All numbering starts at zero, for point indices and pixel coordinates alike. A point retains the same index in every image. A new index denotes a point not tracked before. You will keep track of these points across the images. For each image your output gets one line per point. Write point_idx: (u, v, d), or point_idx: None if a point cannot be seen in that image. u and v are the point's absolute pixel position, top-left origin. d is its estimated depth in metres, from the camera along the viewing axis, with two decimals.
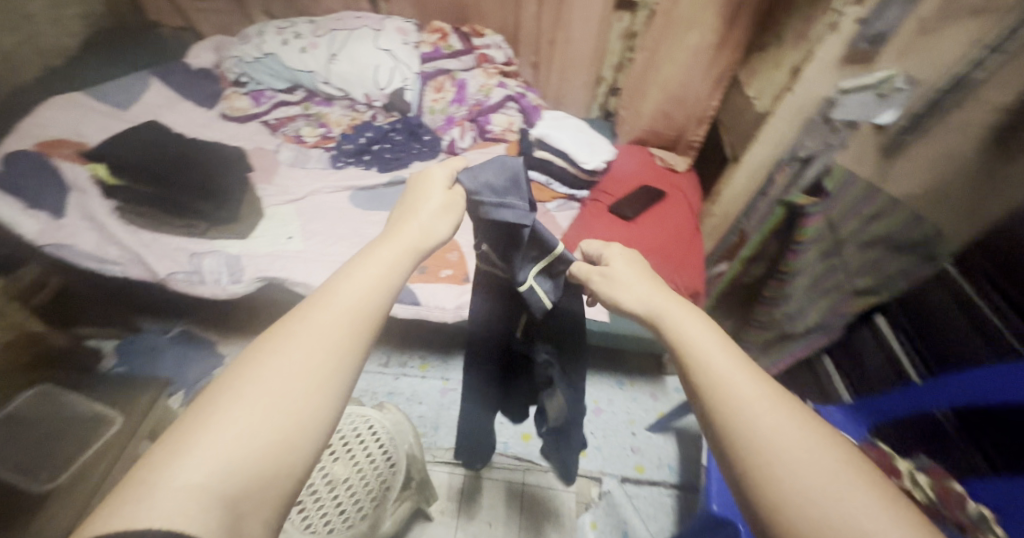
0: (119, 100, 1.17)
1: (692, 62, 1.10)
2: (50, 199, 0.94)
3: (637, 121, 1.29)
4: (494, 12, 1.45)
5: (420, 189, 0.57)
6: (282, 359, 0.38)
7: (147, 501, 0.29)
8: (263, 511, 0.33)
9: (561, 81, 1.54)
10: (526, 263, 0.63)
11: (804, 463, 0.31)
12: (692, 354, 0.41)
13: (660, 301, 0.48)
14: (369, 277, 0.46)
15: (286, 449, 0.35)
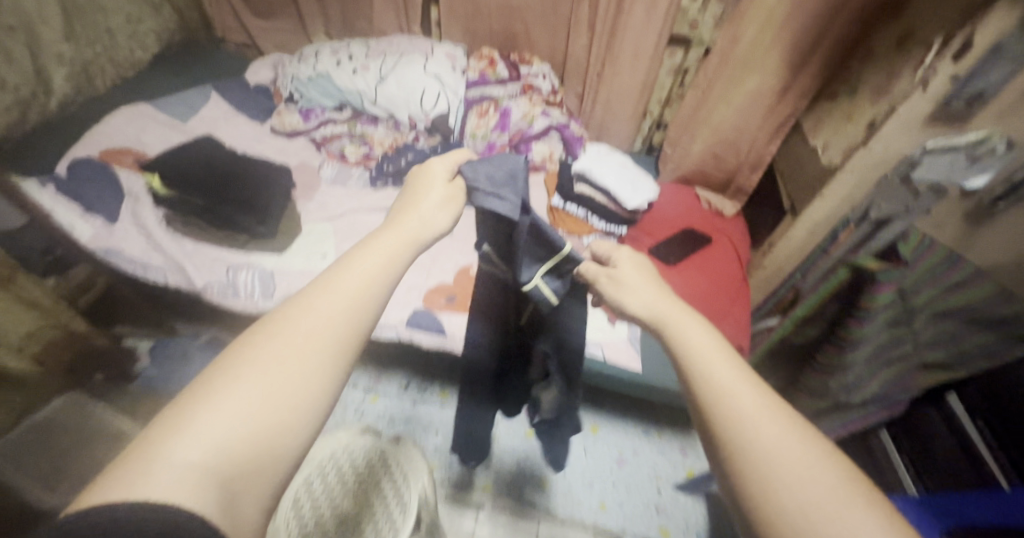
0: (179, 112, 1.23)
1: (749, 105, 1.05)
2: (105, 205, 0.97)
3: (683, 159, 1.23)
4: (545, 42, 1.44)
5: (422, 188, 0.62)
6: (285, 342, 0.42)
7: (152, 471, 0.32)
8: (258, 489, 0.36)
9: (607, 113, 1.51)
10: (531, 263, 0.66)
11: (781, 454, 0.38)
12: (690, 357, 0.47)
13: (664, 311, 0.53)
14: (367, 270, 0.49)
15: (280, 432, 0.38)
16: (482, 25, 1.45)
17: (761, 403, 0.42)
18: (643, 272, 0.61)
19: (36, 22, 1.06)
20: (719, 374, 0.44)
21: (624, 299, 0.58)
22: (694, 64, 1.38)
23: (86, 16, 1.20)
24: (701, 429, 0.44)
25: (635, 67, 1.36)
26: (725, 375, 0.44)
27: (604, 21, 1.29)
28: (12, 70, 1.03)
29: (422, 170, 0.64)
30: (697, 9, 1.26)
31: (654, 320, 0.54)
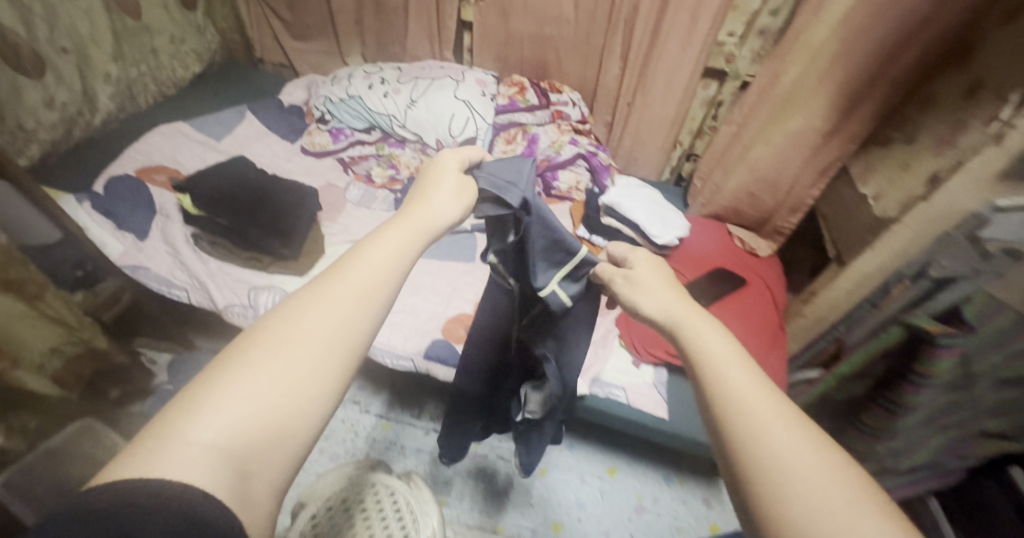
0: (214, 130, 1.25)
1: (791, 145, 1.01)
2: (137, 222, 1.00)
3: (717, 195, 1.20)
4: (576, 71, 1.43)
5: (433, 175, 0.58)
6: (295, 326, 0.39)
7: (162, 455, 0.30)
8: (272, 471, 0.34)
9: (635, 142, 1.48)
10: (547, 269, 0.65)
11: (821, 478, 0.33)
12: (712, 368, 0.41)
13: (679, 312, 0.48)
14: (383, 253, 0.47)
15: (295, 412, 0.36)
16: (514, 53, 1.45)
17: (787, 415, 0.37)
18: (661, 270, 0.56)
19: (88, 43, 1.11)
20: (738, 380, 0.40)
21: (638, 298, 0.53)
22: (729, 97, 1.35)
23: (135, 37, 1.25)
24: (721, 447, 0.39)
25: (667, 98, 1.34)
26: (744, 382, 0.39)
27: (637, 52, 1.28)
28: (61, 88, 1.07)
29: (433, 158, 0.60)
30: (735, 43, 1.23)
31: (670, 322, 0.49)
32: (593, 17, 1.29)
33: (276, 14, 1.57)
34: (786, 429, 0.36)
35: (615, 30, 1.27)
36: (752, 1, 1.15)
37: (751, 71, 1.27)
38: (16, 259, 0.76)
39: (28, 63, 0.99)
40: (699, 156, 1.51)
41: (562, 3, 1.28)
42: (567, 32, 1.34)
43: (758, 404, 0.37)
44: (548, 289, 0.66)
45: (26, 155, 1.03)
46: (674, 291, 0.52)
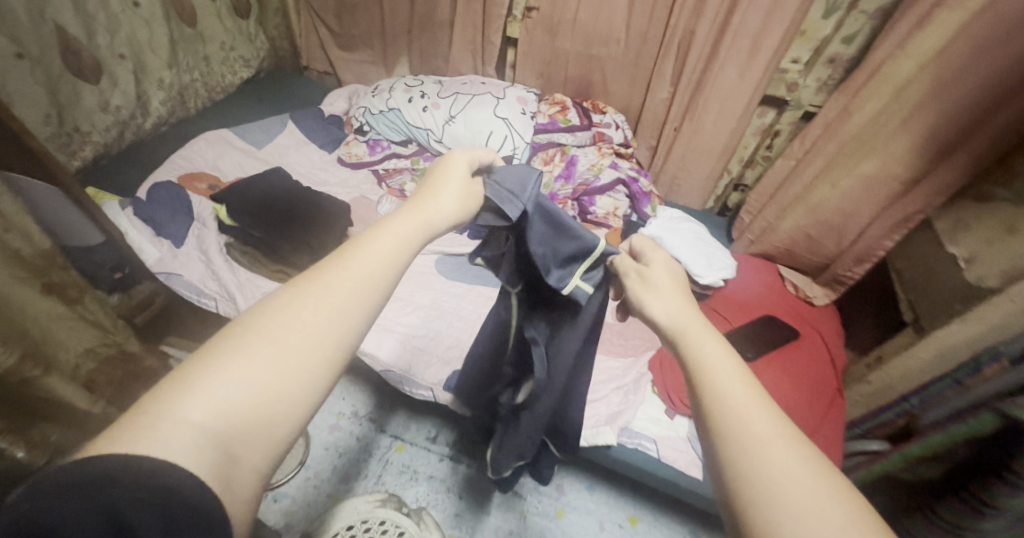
0: (256, 139, 1.27)
1: (860, 191, 0.94)
2: (175, 229, 1.01)
3: (770, 233, 1.10)
4: (622, 92, 1.37)
5: (441, 170, 0.56)
6: (291, 314, 0.39)
7: (150, 433, 0.30)
8: (257, 455, 0.34)
9: (680, 169, 1.40)
10: (563, 266, 0.59)
11: (812, 512, 0.30)
12: (706, 381, 0.40)
13: (686, 320, 0.46)
14: (385, 246, 0.46)
15: (282, 404, 0.35)
16: (558, 71, 1.40)
17: (780, 436, 0.35)
18: (671, 276, 0.53)
19: (145, 51, 1.15)
20: (731, 393, 0.38)
21: (645, 299, 0.50)
22: (788, 127, 1.25)
23: (189, 45, 1.29)
24: (710, 463, 0.37)
25: (720, 125, 1.26)
26: (738, 394, 0.37)
27: (690, 77, 1.21)
28: (116, 93, 1.10)
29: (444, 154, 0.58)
30: (800, 70, 1.14)
31: (669, 329, 0.47)
32: (645, 39, 1.23)
33: (325, 24, 1.60)
34: (774, 446, 0.34)
35: (668, 53, 1.21)
36: (823, 28, 1.06)
37: (815, 101, 1.18)
38: (58, 264, 0.77)
39: (88, 69, 1.03)
40: (749, 186, 1.41)
41: (613, 23, 1.23)
42: (616, 53, 1.29)
43: (751, 419, 0.36)
44: (572, 287, 0.58)
45: (80, 157, 1.06)
46: (677, 296, 0.50)
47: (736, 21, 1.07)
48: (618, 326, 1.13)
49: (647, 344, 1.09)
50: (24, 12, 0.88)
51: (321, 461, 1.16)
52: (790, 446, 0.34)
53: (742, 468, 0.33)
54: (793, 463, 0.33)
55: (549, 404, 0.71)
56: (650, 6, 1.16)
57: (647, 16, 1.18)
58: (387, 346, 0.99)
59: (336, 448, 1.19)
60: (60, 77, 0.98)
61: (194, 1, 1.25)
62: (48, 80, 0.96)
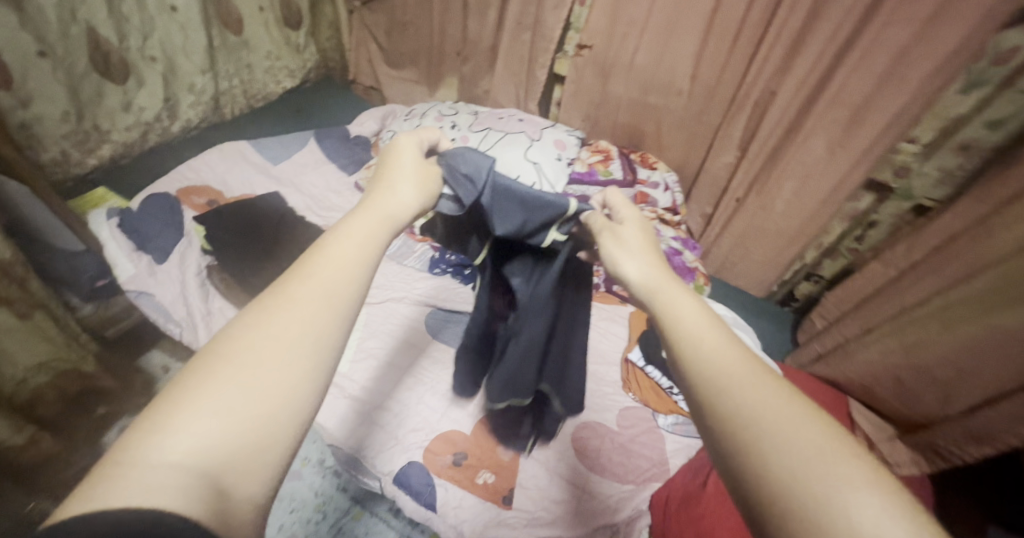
0: (274, 153, 1.22)
1: (993, 353, 0.64)
2: (156, 245, 0.96)
3: (844, 361, 0.86)
4: (678, 147, 1.17)
5: (387, 177, 0.55)
6: (257, 334, 0.37)
7: (125, 481, 0.28)
8: (252, 475, 0.32)
9: (737, 245, 1.17)
10: (535, 227, 0.59)
11: (790, 433, 0.31)
12: (681, 335, 0.40)
13: (660, 285, 0.46)
14: (345, 253, 0.45)
15: (267, 422, 0.34)
16: (606, 116, 1.23)
17: (756, 378, 0.35)
18: (639, 233, 0.52)
19: (179, 55, 1.15)
20: (710, 345, 0.38)
21: (622, 264, 0.50)
22: (887, 220, 0.98)
23: (230, 52, 1.28)
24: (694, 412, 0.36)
25: (794, 206, 1.02)
26: (717, 345, 0.38)
27: (762, 144, 0.98)
28: (142, 93, 1.12)
29: (383, 157, 0.57)
30: (916, 153, 0.88)
31: (644, 294, 0.47)
32: (713, 93, 1.02)
33: (375, 40, 1.53)
34: (758, 390, 0.34)
35: (738, 112, 0.99)
36: (958, 105, 0.80)
37: (932, 194, 0.90)
38: (14, 278, 0.72)
39: (114, 69, 1.04)
40: (825, 278, 1.14)
41: (676, 72, 1.04)
42: (675, 103, 1.09)
43: (729, 368, 0.36)
44: (549, 241, 0.61)
45: (96, 155, 1.08)
46: (649, 260, 0.49)
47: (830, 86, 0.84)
48: (622, 438, 0.88)
49: (654, 472, 0.85)
50: (52, 13, 0.89)
51: (275, 516, 1.01)
52: (771, 387, 0.34)
53: (728, 409, 0.33)
54: (775, 403, 0.33)
55: (539, 328, 0.66)
56: (723, 55, 0.96)
57: (718, 67, 0.98)
58: (343, 419, 0.85)
59: (290, 502, 1.04)
60: (84, 76, 0.99)
61: (241, 10, 1.25)
62: (70, 79, 0.97)
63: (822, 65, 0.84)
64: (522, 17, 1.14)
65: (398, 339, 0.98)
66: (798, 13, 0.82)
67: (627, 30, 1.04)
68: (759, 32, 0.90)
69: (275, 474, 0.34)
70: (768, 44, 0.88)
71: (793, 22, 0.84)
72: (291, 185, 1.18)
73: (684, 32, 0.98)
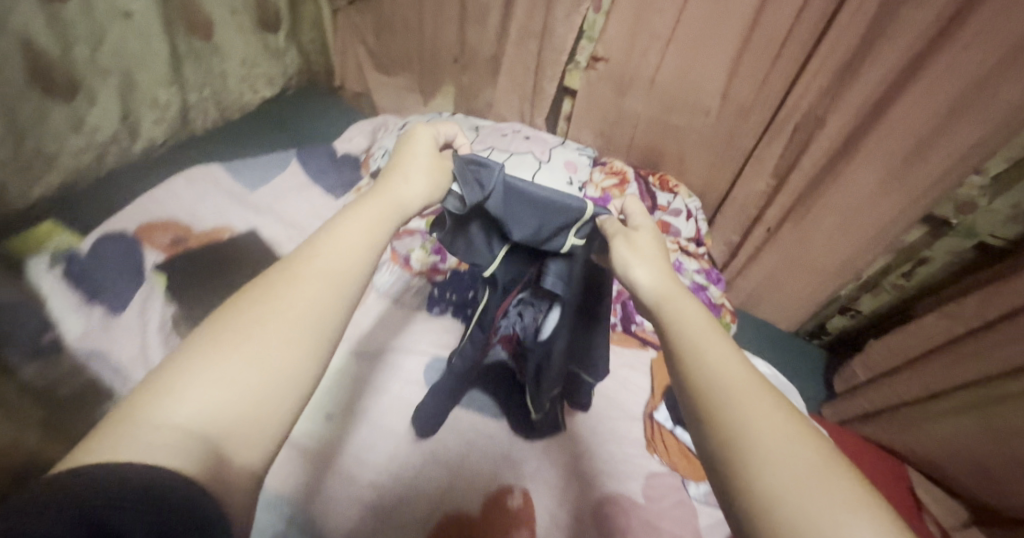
0: (250, 178, 1.08)
1: None
2: (111, 294, 0.82)
3: (910, 433, 0.77)
4: (702, 169, 1.05)
5: (402, 157, 0.52)
6: (272, 293, 0.32)
7: (120, 440, 0.23)
8: (258, 446, 0.27)
9: (768, 279, 1.06)
10: (555, 229, 0.56)
11: (779, 446, 0.31)
12: (682, 342, 0.40)
13: (667, 291, 0.46)
14: (361, 223, 0.40)
15: (279, 388, 0.29)
16: (622, 134, 1.10)
17: (755, 391, 0.34)
18: (653, 241, 0.53)
19: (138, 67, 1.01)
20: (709, 353, 0.38)
21: (632, 265, 0.50)
22: (940, 256, 0.87)
23: (198, 60, 1.13)
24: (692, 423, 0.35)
25: (837, 242, 0.91)
26: (717, 354, 0.37)
27: (803, 174, 0.87)
28: (96, 111, 0.97)
29: (402, 137, 0.54)
30: (983, 187, 0.77)
31: (652, 298, 0.46)
32: (747, 114, 0.90)
33: (362, 43, 1.37)
34: (749, 396, 0.34)
35: (776, 136, 0.88)
36: None
37: (1000, 231, 0.79)
38: None
39: (60, 86, 0.90)
40: (863, 313, 1.04)
41: (704, 89, 0.91)
42: (702, 123, 0.97)
43: (725, 371, 0.36)
44: (567, 247, 0.58)
45: (42, 185, 0.94)
46: (659, 265, 0.49)
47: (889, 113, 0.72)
48: (649, 514, 0.78)
49: None
50: None
51: None
52: (762, 396, 0.35)
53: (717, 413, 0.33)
54: (765, 411, 0.33)
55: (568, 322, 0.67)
56: (762, 73, 0.84)
57: (754, 87, 0.86)
58: (332, 482, 0.74)
59: None
60: (21, 96, 0.85)
61: (212, 12, 1.11)
62: (3, 100, 0.83)
63: (882, 89, 0.72)
64: (529, 24, 1.01)
65: (390, 399, 0.86)
66: (857, 27, 0.70)
67: (649, 42, 0.91)
68: (808, 47, 0.77)
69: (275, 447, 0.29)
70: (817, 62, 0.76)
71: (850, 38, 0.71)
72: (270, 212, 1.05)
73: (717, 44, 0.85)
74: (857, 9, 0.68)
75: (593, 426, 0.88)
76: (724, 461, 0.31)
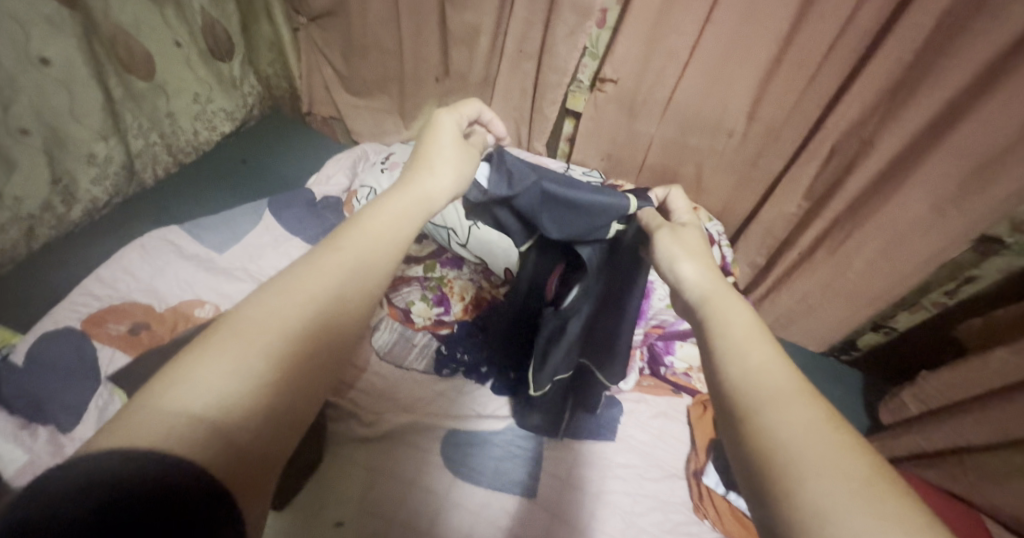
0: (218, 239, 0.94)
1: None
2: (59, 408, 0.68)
3: (990, 485, 0.71)
4: (723, 191, 0.96)
5: (428, 146, 0.52)
6: (296, 284, 0.32)
7: (140, 426, 0.23)
8: (270, 445, 0.26)
9: (799, 302, 0.98)
10: (594, 226, 0.59)
11: (831, 473, 0.24)
12: (721, 343, 0.34)
13: (712, 287, 0.41)
14: (392, 214, 0.42)
15: (296, 385, 0.28)
16: (632, 156, 1.00)
17: (799, 400, 0.28)
18: (700, 237, 0.50)
19: (66, 121, 0.85)
20: (751, 355, 0.32)
21: (677, 261, 0.46)
22: (993, 273, 0.80)
23: (139, 102, 0.98)
24: (733, 451, 0.29)
25: (879, 266, 0.83)
26: (760, 354, 0.32)
27: (843, 198, 0.78)
28: (20, 180, 0.82)
29: (428, 122, 0.54)
30: None
31: (696, 295, 0.41)
32: (776, 135, 0.81)
33: (330, 63, 1.21)
34: (791, 407, 0.28)
35: (810, 158, 0.79)
36: None
37: None
38: None
39: None
40: (897, 330, 0.97)
41: (729, 109, 0.82)
42: (726, 143, 0.87)
43: (762, 377, 0.30)
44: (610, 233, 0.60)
45: None
46: (707, 263, 0.45)
47: (950, 137, 0.64)
48: None
49: None
50: None
51: None
52: (807, 404, 0.28)
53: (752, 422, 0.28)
54: (812, 425, 0.27)
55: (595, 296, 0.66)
56: (796, 91, 0.75)
57: (787, 104, 0.77)
58: None
59: None
60: None
61: (148, 46, 0.95)
62: None
63: (939, 109, 0.64)
64: (524, 42, 0.90)
65: (413, 488, 0.76)
66: (912, 42, 0.61)
67: (665, 61, 0.81)
68: (850, 62, 0.68)
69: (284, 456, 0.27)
70: (863, 80, 0.67)
71: (901, 54, 0.63)
72: (245, 274, 0.91)
73: (744, 61, 0.75)
74: (914, 21, 0.60)
75: (632, 495, 0.80)
76: (762, 480, 0.25)
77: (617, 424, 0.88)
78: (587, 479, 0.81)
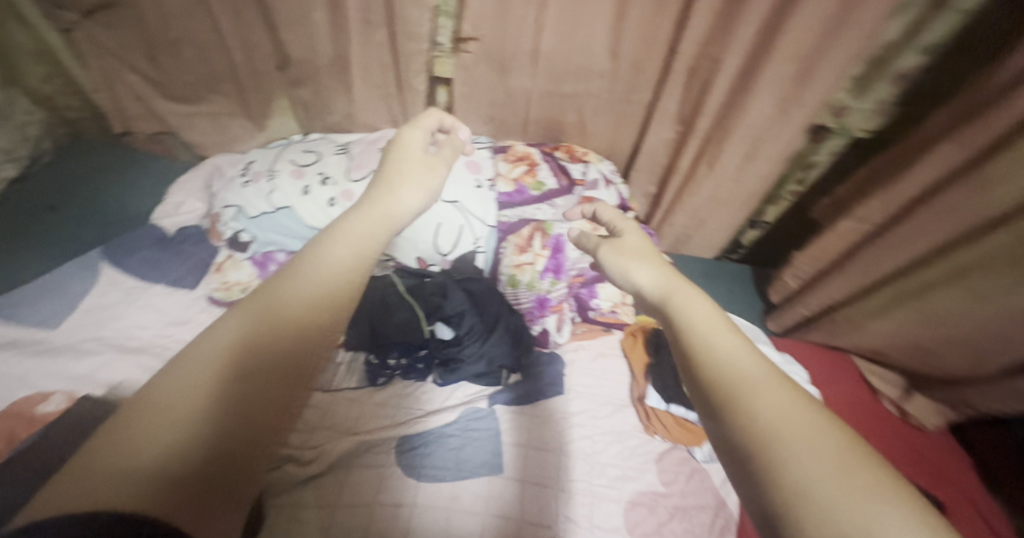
0: (45, 312, 0.76)
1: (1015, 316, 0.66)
2: None
3: (855, 332, 0.87)
4: (606, 131, 0.99)
5: (397, 157, 0.59)
6: (238, 332, 0.36)
7: (91, 480, 0.26)
8: (232, 483, 0.30)
9: (691, 220, 1.08)
10: (454, 285, 0.90)
11: (804, 447, 0.32)
12: (692, 336, 0.43)
13: (671, 282, 0.51)
14: (342, 252, 0.45)
15: (253, 430, 0.32)
16: (514, 114, 0.99)
17: (774, 381, 0.37)
18: (640, 242, 0.61)
19: None
20: (721, 342, 0.42)
21: (631, 269, 0.56)
22: (826, 158, 0.93)
23: None
24: (713, 431, 0.37)
25: (745, 171, 0.93)
26: (727, 343, 0.41)
27: (706, 117, 0.85)
28: None
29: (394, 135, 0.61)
30: (851, 90, 0.81)
31: (658, 294, 0.51)
32: (636, 68, 0.85)
33: (133, 68, 0.98)
34: (763, 389, 0.36)
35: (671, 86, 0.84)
36: (890, 33, 0.72)
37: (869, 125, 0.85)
38: None
39: None
40: (768, 222, 1.12)
41: (592, 49, 0.83)
42: (596, 83, 0.89)
43: (741, 366, 0.39)
44: (469, 287, 0.92)
45: None
46: (654, 264, 0.56)
47: (778, 41, 0.71)
48: (675, 498, 0.78)
49: (722, 523, 0.77)
50: None
51: None
52: (777, 385, 0.37)
53: (739, 405, 0.35)
54: (784, 401, 0.35)
55: (468, 326, 0.87)
56: (643, 22, 0.77)
57: (638, 37, 0.79)
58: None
59: None
60: None
61: None
62: None
63: (764, 20, 0.70)
64: (366, 10, 0.81)
65: (377, 507, 0.71)
66: None
67: (518, 9, 0.78)
68: None
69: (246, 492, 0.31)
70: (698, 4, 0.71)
71: None
72: (100, 344, 0.75)
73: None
74: None
75: (591, 436, 0.84)
76: (749, 452, 0.33)
77: (561, 376, 0.92)
78: (549, 437, 0.83)
